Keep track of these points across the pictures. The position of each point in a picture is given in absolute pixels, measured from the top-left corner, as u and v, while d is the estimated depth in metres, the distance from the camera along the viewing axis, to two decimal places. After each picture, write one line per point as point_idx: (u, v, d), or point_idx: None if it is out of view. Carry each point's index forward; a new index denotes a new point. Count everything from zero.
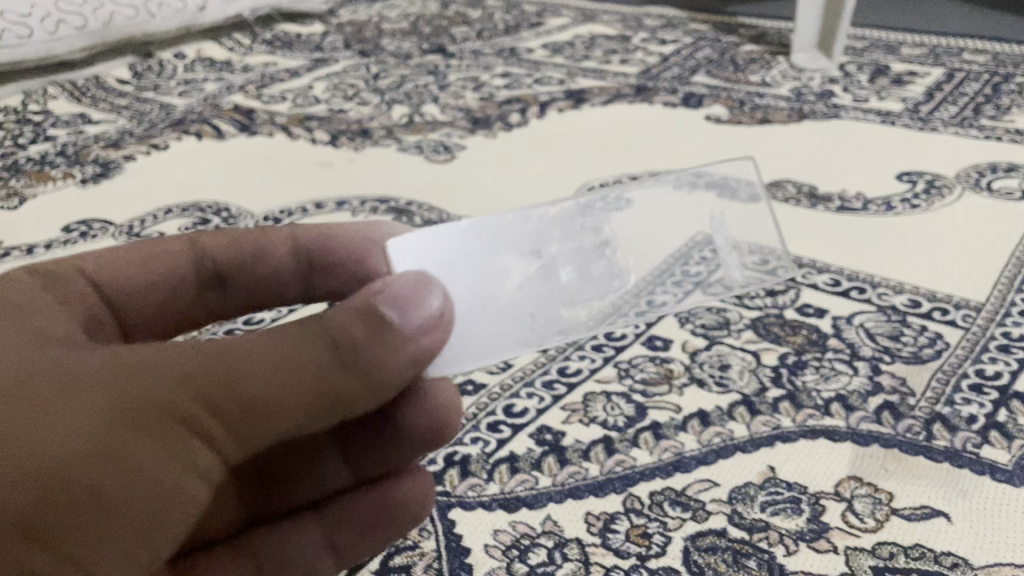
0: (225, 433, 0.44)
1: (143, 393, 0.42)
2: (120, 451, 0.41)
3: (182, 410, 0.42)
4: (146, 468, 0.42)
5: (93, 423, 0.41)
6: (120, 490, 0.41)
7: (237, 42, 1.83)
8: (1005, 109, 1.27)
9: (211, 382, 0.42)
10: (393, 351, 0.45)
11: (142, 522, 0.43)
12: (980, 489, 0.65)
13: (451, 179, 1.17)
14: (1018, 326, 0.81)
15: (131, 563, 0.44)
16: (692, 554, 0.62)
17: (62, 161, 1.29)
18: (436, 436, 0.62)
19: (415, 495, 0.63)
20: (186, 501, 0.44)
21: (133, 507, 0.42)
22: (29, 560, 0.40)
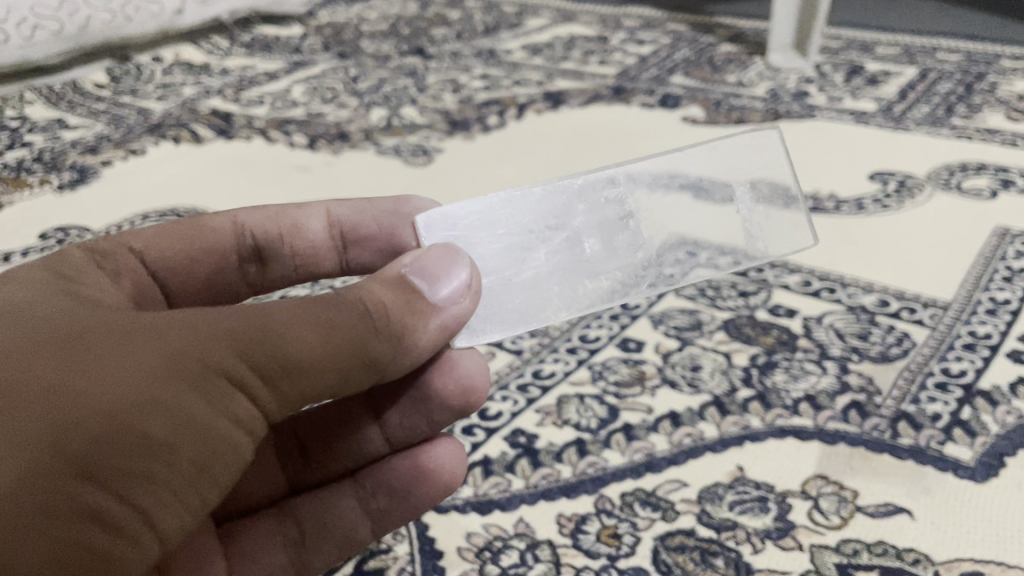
0: (268, 388, 0.47)
1: (190, 349, 0.45)
2: (169, 399, 0.43)
3: (227, 365, 0.45)
4: (195, 418, 0.44)
5: (146, 373, 0.43)
6: (169, 437, 0.43)
7: (215, 45, 1.83)
8: (976, 108, 1.28)
9: (253, 339, 0.46)
10: (425, 318, 0.52)
11: (190, 471, 0.45)
12: (943, 486, 0.66)
13: (430, 182, 1.18)
14: (983, 324, 0.83)
15: (179, 513, 0.45)
16: (660, 554, 0.63)
17: (39, 167, 1.29)
18: (464, 400, 0.64)
19: (446, 459, 0.65)
20: (232, 455, 0.47)
21: (184, 453, 0.44)
22: (89, 500, 0.42)
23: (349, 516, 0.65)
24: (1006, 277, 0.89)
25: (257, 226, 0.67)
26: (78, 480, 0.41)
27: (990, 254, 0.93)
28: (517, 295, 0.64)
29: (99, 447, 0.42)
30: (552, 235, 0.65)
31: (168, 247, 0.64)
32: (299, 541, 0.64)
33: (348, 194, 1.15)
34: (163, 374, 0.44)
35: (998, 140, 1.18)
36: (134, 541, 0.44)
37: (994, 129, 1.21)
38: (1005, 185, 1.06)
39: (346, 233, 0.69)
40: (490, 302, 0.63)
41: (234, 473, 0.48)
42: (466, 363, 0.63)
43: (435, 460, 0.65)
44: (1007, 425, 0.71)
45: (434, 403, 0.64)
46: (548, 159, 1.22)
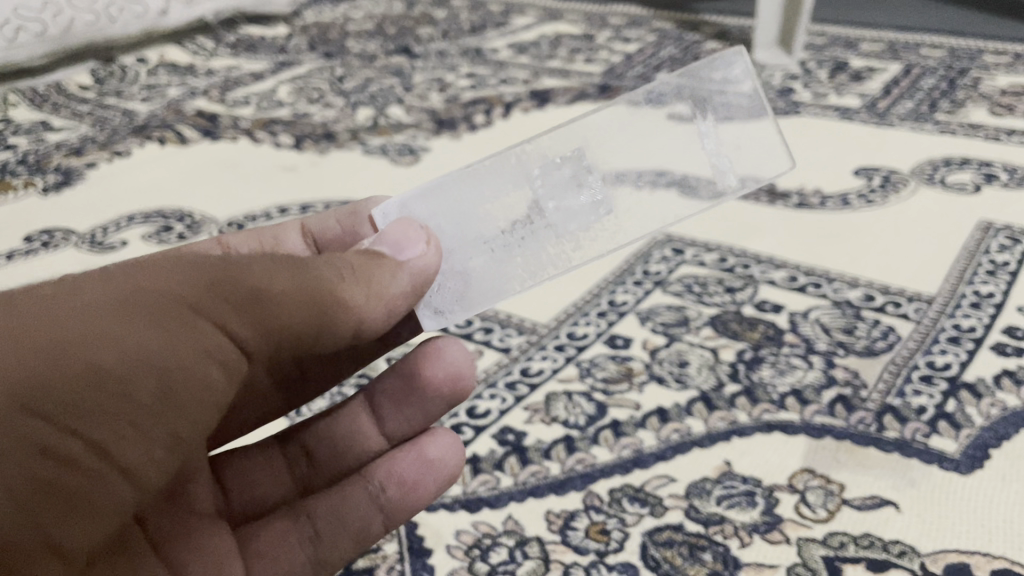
0: (237, 322, 0.46)
1: (149, 288, 0.44)
2: (126, 335, 0.43)
3: (188, 301, 0.45)
4: (157, 351, 0.43)
5: (101, 310, 0.43)
6: (124, 368, 0.42)
7: (200, 45, 1.82)
8: (959, 103, 1.29)
9: (217, 277, 0.46)
10: (391, 271, 0.53)
11: (153, 403, 0.44)
12: (928, 478, 0.67)
13: (417, 181, 1.18)
14: (967, 318, 0.83)
15: (144, 449, 0.44)
16: (649, 549, 0.63)
17: (23, 169, 1.28)
18: (453, 387, 0.63)
19: (448, 448, 0.63)
20: (202, 388, 0.46)
21: (140, 385, 0.43)
22: (41, 435, 0.41)
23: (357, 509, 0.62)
24: (990, 270, 0.90)
25: (239, 247, 0.71)
26: (31, 415, 0.40)
27: (974, 248, 0.94)
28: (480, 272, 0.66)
29: (45, 379, 0.40)
30: (509, 207, 0.66)
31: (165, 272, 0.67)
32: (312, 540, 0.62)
33: (333, 194, 1.15)
34: (118, 309, 0.43)
35: (982, 135, 1.19)
36: (99, 477, 0.43)
37: (977, 124, 1.22)
38: (989, 179, 1.07)
39: (318, 240, 0.71)
40: (455, 281, 0.65)
41: (209, 410, 0.47)
42: (451, 353, 0.63)
43: (437, 449, 0.63)
44: (991, 417, 0.72)
45: (421, 395, 0.64)
46: None
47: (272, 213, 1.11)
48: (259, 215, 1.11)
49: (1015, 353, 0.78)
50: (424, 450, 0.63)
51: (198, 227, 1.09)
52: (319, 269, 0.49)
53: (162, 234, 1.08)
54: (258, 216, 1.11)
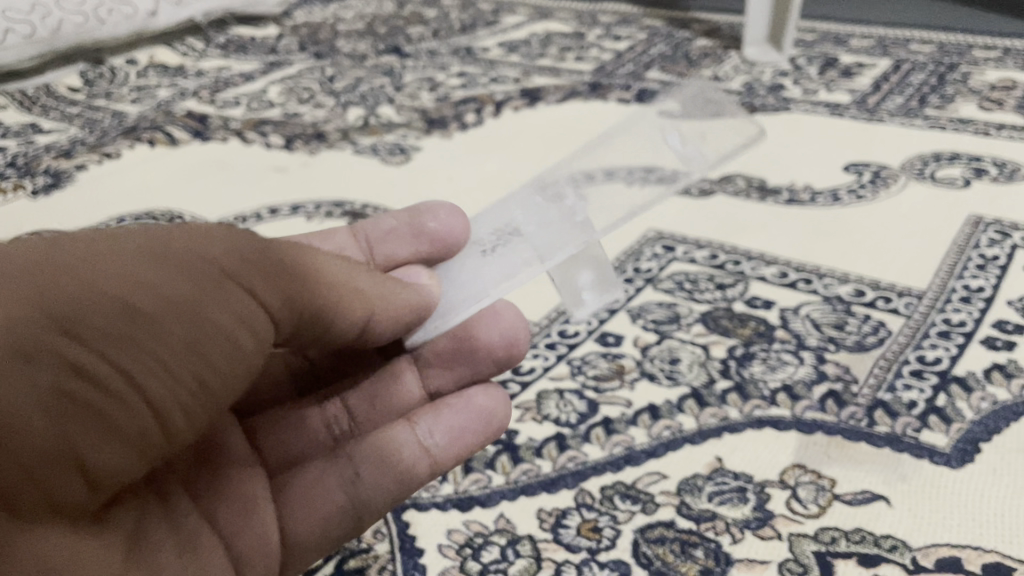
0: (264, 292, 0.52)
1: (192, 249, 0.50)
2: (173, 285, 0.47)
3: (225, 267, 0.50)
4: (193, 303, 0.48)
5: (150, 258, 0.48)
6: (167, 311, 0.46)
7: (190, 46, 1.82)
8: (949, 98, 1.29)
9: (251, 254, 0.52)
10: (404, 287, 0.63)
11: (184, 345, 0.47)
12: (919, 472, 0.67)
13: (407, 180, 1.17)
14: (958, 312, 0.83)
15: (175, 388, 0.47)
16: (641, 547, 0.63)
17: (13, 172, 1.28)
18: (507, 353, 0.67)
19: (495, 398, 0.66)
20: (230, 347, 0.49)
21: (177, 325, 0.47)
22: (85, 355, 0.43)
23: (404, 449, 0.62)
24: (980, 265, 0.90)
25: None
26: (79, 335, 0.43)
27: (964, 243, 0.94)
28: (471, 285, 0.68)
29: (96, 305, 0.44)
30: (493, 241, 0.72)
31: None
32: (353, 481, 0.61)
33: (324, 194, 1.15)
34: (160, 263, 0.48)
35: (971, 130, 1.19)
36: (130, 409, 0.45)
37: (967, 119, 1.22)
38: (978, 174, 1.07)
39: None
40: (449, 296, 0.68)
41: (234, 372, 0.50)
42: (507, 316, 0.67)
43: (485, 401, 0.66)
44: (981, 411, 0.72)
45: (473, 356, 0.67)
46: (526, 155, 1.22)
47: (262, 214, 1.11)
48: (249, 216, 1.11)
49: (1005, 347, 0.78)
50: (474, 399, 0.65)
51: None
52: (335, 271, 0.58)
53: None
54: (248, 217, 1.11)
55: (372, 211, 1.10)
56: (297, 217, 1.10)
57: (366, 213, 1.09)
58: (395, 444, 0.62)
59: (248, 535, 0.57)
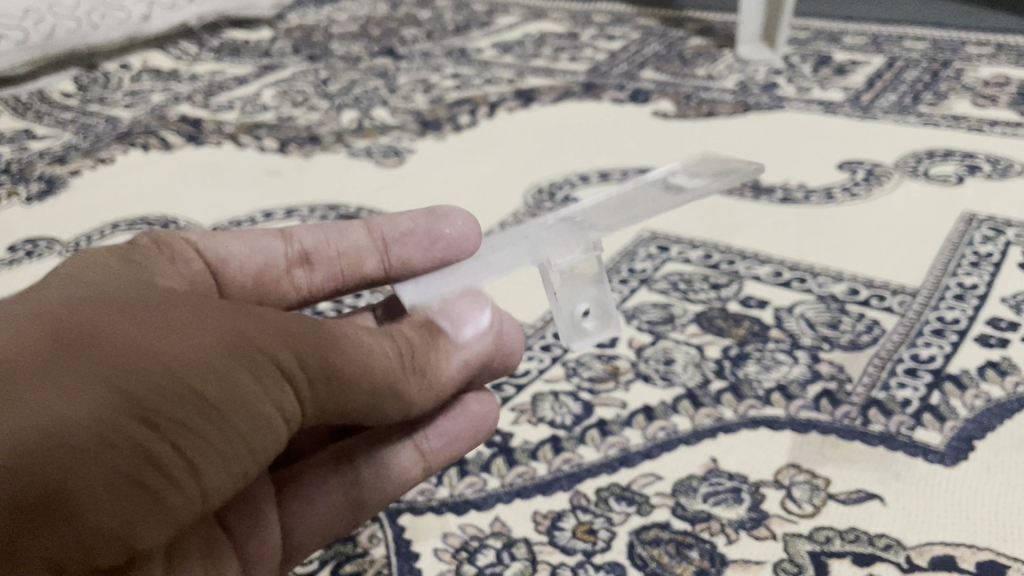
0: (310, 384, 0.47)
1: (254, 336, 0.45)
2: (235, 377, 0.43)
3: (283, 360, 0.46)
4: (251, 397, 0.43)
5: (216, 345, 0.43)
6: (226, 405, 0.42)
7: (184, 51, 1.82)
8: (942, 95, 1.29)
9: (309, 345, 0.47)
10: (447, 355, 0.56)
11: (237, 440, 0.43)
12: (913, 470, 0.67)
13: (401, 183, 1.17)
14: (952, 309, 0.84)
15: (223, 480, 0.43)
16: (636, 548, 0.63)
17: (7, 178, 1.28)
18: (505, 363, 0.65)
19: (488, 404, 0.65)
20: (271, 438, 0.45)
21: (235, 421, 0.43)
22: (151, 447, 0.39)
23: (401, 458, 0.62)
24: (974, 262, 0.90)
25: (307, 238, 0.68)
26: (147, 424, 0.39)
27: (957, 240, 0.94)
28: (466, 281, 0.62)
29: (167, 394, 0.40)
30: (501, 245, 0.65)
31: (234, 244, 0.66)
32: (355, 484, 0.61)
33: (319, 198, 1.15)
34: (228, 352, 0.43)
35: (964, 126, 1.19)
36: (183, 499, 0.40)
37: (960, 115, 1.22)
38: (972, 171, 1.07)
39: (386, 235, 0.67)
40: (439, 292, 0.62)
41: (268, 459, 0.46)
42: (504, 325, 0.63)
43: (481, 410, 0.65)
44: (975, 408, 0.72)
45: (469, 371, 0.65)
46: (520, 157, 1.21)
47: (256, 217, 1.11)
48: (243, 220, 1.10)
49: (999, 344, 0.79)
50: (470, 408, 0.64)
51: None
52: (387, 366, 0.51)
53: None
54: (243, 221, 1.11)
55: (366, 214, 1.10)
56: (291, 221, 1.10)
57: (361, 216, 1.09)
58: (392, 453, 0.62)
59: (257, 544, 0.55)
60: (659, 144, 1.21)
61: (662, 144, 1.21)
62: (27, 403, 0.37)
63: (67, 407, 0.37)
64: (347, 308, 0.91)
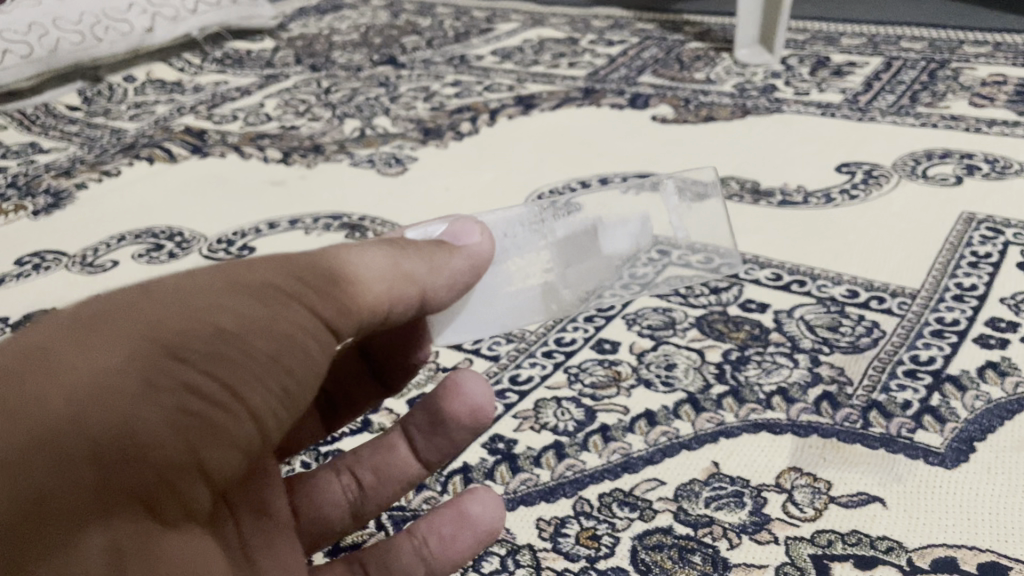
0: (327, 304, 0.43)
1: (254, 271, 0.41)
2: (244, 305, 0.40)
3: (287, 285, 0.42)
4: (268, 318, 0.40)
5: (214, 282, 0.40)
6: (245, 328, 0.39)
7: (187, 62, 1.83)
8: (940, 95, 1.30)
9: (308, 267, 0.43)
10: (448, 255, 0.51)
11: (268, 364, 0.39)
12: (914, 472, 0.68)
13: (403, 192, 1.18)
14: (951, 310, 0.84)
15: (262, 408, 0.39)
16: (639, 553, 0.64)
17: (14, 192, 1.29)
18: (475, 419, 0.57)
19: (490, 503, 0.55)
20: (304, 359, 0.41)
21: (260, 344, 0.39)
22: (167, 389, 0.36)
23: (402, 558, 0.55)
24: (972, 262, 0.91)
25: None
26: (166, 361, 0.36)
27: (956, 241, 0.94)
28: (495, 306, 0.64)
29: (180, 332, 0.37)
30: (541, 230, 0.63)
31: None
32: None
33: (322, 207, 1.16)
34: (231, 287, 0.40)
35: (962, 127, 1.20)
36: (233, 419, 0.38)
37: (958, 115, 1.23)
38: (970, 171, 1.08)
39: None
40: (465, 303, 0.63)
41: (313, 380, 0.43)
42: (470, 387, 0.55)
43: (477, 512, 0.55)
44: (975, 410, 0.72)
45: (448, 431, 0.57)
46: (521, 163, 1.22)
47: (261, 228, 1.12)
48: (247, 231, 1.11)
49: (999, 344, 0.79)
50: (458, 503, 0.55)
51: (189, 245, 1.10)
52: (386, 264, 0.47)
53: (152, 253, 1.09)
54: (247, 232, 1.12)
55: (369, 223, 1.11)
56: (295, 231, 1.11)
57: (364, 225, 1.10)
58: (393, 552, 0.55)
59: None
60: (659, 149, 1.21)
61: (662, 149, 1.21)
62: (32, 380, 0.33)
63: (78, 372, 0.34)
64: None
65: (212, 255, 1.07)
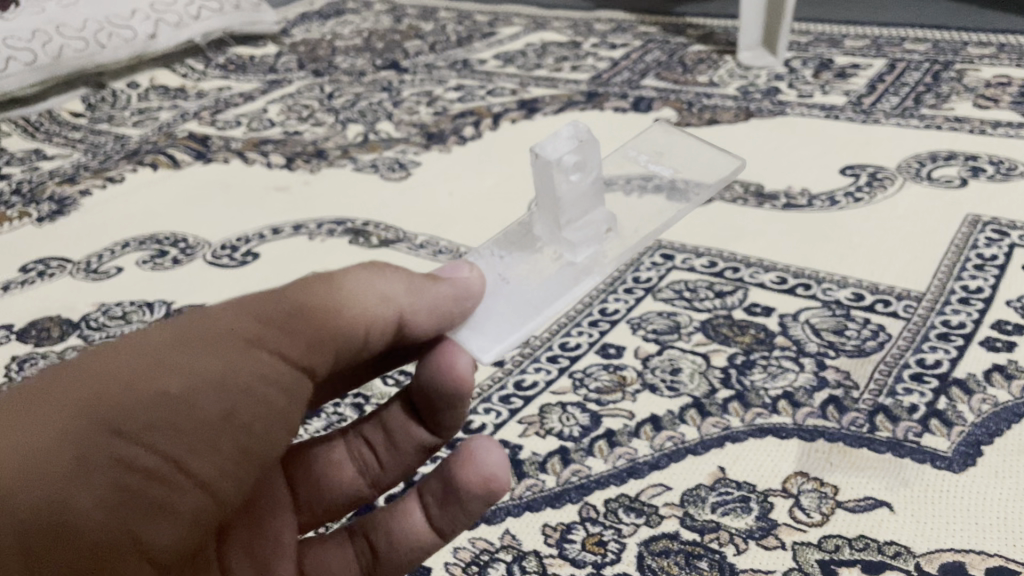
0: (292, 343, 0.46)
1: (211, 323, 0.45)
2: (200, 362, 0.43)
3: (249, 332, 0.45)
4: (220, 370, 0.44)
5: (166, 343, 0.43)
6: (197, 390, 0.43)
7: (191, 68, 1.84)
8: (945, 96, 1.30)
9: (272, 308, 0.47)
10: (433, 284, 0.52)
11: (220, 420, 0.43)
12: (921, 477, 0.67)
13: (406, 197, 1.18)
14: (957, 313, 0.84)
15: (216, 463, 0.43)
16: (646, 559, 0.63)
17: (18, 200, 1.29)
18: (486, 493, 0.55)
19: None
20: (262, 406, 0.45)
21: (210, 400, 0.43)
22: (110, 456, 0.40)
23: None
24: (978, 264, 0.90)
25: None
26: (110, 436, 0.40)
27: (962, 243, 0.94)
28: (531, 299, 0.59)
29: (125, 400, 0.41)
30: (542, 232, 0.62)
31: None
32: None
33: (326, 212, 1.16)
34: (184, 344, 0.44)
35: (967, 129, 1.19)
36: (179, 483, 0.42)
37: (962, 117, 1.23)
38: (975, 173, 1.07)
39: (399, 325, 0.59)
40: (497, 312, 0.58)
41: (275, 424, 0.46)
42: (487, 457, 0.54)
43: None
44: (982, 413, 0.72)
45: (456, 503, 0.56)
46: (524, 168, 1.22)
47: (264, 233, 1.12)
48: (251, 237, 1.11)
49: (1005, 347, 0.79)
50: None
51: (192, 251, 1.10)
52: (360, 291, 0.49)
53: (157, 259, 1.09)
54: (250, 238, 1.12)
55: (373, 228, 1.11)
56: (299, 236, 1.11)
57: (367, 230, 1.10)
58: None
59: None
60: None
61: None
62: None
63: (35, 447, 0.38)
64: None
65: (216, 261, 1.07)
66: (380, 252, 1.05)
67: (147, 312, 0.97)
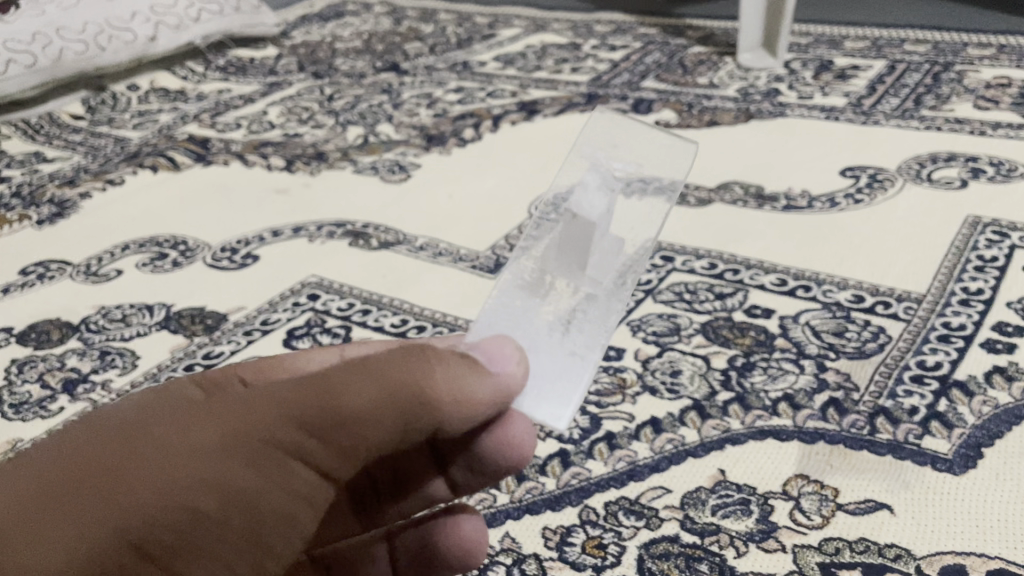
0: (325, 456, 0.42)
1: (250, 432, 0.42)
2: (221, 476, 0.41)
3: (285, 439, 0.41)
4: (246, 489, 0.42)
5: (205, 454, 0.41)
6: (214, 501, 0.41)
7: (191, 70, 1.84)
8: (945, 97, 1.30)
9: (311, 414, 0.41)
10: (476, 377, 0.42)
11: (239, 536, 0.42)
12: (922, 479, 0.67)
13: (407, 199, 1.18)
14: (957, 315, 0.84)
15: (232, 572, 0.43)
16: (646, 562, 0.63)
17: (18, 202, 1.29)
18: (462, 561, 0.56)
19: None
20: (283, 522, 0.43)
21: (232, 520, 0.42)
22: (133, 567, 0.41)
23: None
24: (978, 266, 0.90)
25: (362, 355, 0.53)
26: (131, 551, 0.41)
27: (962, 244, 0.94)
28: (590, 321, 0.49)
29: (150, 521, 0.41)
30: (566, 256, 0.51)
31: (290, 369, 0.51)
32: None
33: (326, 214, 1.16)
34: (220, 458, 0.41)
35: (967, 130, 1.19)
36: None
37: (963, 118, 1.23)
38: (976, 174, 1.07)
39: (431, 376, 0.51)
40: (553, 364, 0.48)
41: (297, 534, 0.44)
42: (474, 530, 0.55)
43: None
44: (983, 415, 0.72)
45: (434, 566, 0.56)
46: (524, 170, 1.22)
47: (265, 236, 1.12)
48: (251, 239, 1.11)
49: (1006, 349, 0.79)
50: None
51: (192, 253, 1.10)
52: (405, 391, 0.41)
53: (157, 261, 1.09)
54: (250, 240, 1.12)
55: (373, 230, 1.11)
56: (299, 239, 1.11)
57: (367, 232, 1.10)
58: None
59: None
60: None
61: None
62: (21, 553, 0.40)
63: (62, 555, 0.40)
64: (355, 323, 0.91)
65: (216, 263, 1.07)
66: (380, 254, 1.05)
67: (147, 315, 0.97)
